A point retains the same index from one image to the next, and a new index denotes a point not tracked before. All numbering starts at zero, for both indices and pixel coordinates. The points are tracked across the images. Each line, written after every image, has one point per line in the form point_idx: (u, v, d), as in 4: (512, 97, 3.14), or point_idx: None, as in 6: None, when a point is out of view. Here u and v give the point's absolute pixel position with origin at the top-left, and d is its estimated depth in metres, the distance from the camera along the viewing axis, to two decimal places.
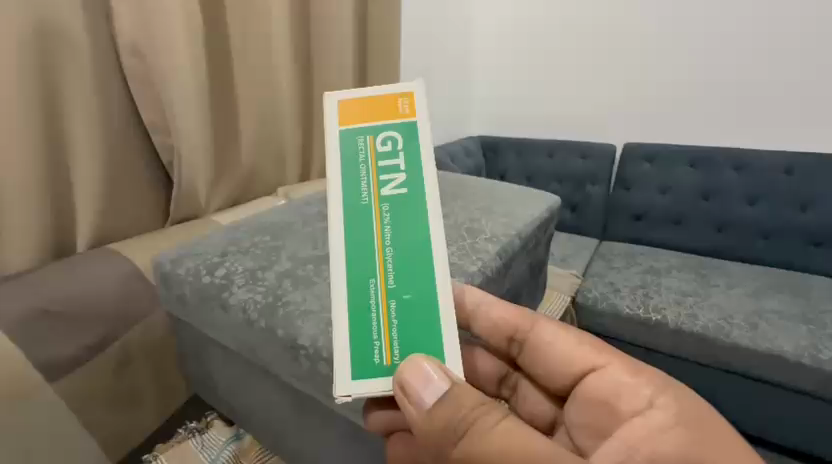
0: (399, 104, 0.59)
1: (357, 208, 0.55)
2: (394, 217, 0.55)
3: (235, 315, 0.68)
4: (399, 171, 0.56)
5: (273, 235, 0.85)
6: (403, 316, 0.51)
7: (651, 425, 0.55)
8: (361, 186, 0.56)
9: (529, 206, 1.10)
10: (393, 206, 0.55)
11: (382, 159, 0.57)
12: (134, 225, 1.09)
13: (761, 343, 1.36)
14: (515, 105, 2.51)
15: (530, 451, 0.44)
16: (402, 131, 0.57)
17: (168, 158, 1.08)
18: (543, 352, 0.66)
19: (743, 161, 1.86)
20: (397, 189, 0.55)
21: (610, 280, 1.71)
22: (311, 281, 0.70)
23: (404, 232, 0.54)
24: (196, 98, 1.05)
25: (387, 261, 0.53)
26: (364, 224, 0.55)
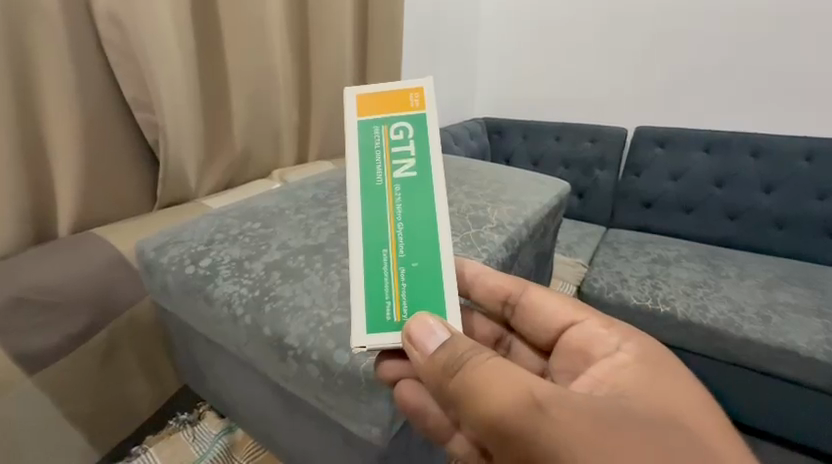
0: (412, 96, 0.58)
1: (370, 190, 0.55)
2: (405, 198, 0.55)
3: (219, 308, 0.63)
4: (408, 157, 0.56)
5: (263, 222, 0.80)
6: (410, 290, 0.52)
7: (618, 366, 0.54)
8: (374, 171, 0.56)
9: (536, 192, 1.04)
10: (406, 188, 0.55)
11: (395, 147, 0.56)
12: (121, 209, 1.03)
13: (773, 338, 1.31)
14: (521, 84, 2.39)
15: (520, 385, 0.44)
16: (415, 120, 0.57)
17: (154, 137, 1.01)
18: (533, 314, 0.66)
19: (760, 146, 1.77)
20: (407, 174, 0.55)
21: (617, 269, 1.66)
22: (302, 274, 0.64)
23: (414, 212, 0.54)
24: (179, 73, 0.98)
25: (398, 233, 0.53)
26: (376, 204, 0.55)
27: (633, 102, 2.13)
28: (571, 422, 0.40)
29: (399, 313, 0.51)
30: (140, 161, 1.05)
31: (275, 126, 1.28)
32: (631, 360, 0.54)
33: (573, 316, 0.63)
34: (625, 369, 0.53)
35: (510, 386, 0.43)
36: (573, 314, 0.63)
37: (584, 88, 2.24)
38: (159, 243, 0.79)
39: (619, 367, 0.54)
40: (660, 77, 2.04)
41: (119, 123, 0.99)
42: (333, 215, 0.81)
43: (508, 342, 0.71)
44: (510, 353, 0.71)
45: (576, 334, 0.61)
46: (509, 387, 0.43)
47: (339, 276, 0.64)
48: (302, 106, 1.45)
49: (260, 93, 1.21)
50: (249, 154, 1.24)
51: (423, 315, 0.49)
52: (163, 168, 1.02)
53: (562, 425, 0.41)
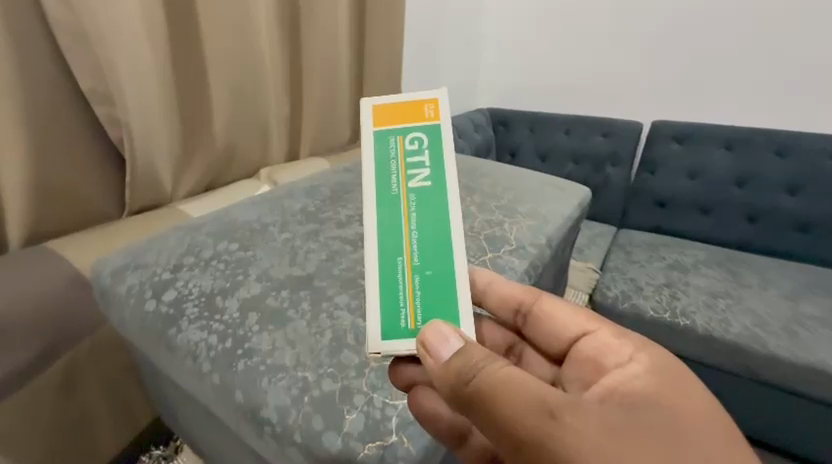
0: (427, 107, 0.50)
1: (382, 198, 0.48)
2: (420, 212, 0.47)
3: (183, 360, 0.52)
4: (423, 166, 0.49)
5: (241, 242, 0.67)
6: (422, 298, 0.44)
7: (629, 379, 0.43)
8: (388, 178, 0.48)
9: (556, 201, 0.92)
10: (423, 198, 0.48)
11: (411, 158, 0.49)
12: (84, 214, 0.90)
13: (802, 357, 1.20)
14: (527, 71, 2.23)
15: (535, 396, 0.36)
16: (431, 130, 0.49)
17: (118, 135, 0.87)
18: (545, 328, 0.53)
19: (787, 143, 1.63)
20: (421, 185, 0.48)
21: (631, 276, 1.55)
22: (284, 318, 0.52)
23: (431, 222, 0.47)
24: (140, 58, 0.83)
25: (414, 245, 0.46)
26: (391, 216, 0.47)
27: (648, 93, 1.98)
28: (594, 438, 0.35)
29: (413, 319, 0.44)
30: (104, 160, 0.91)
31: (262, 120, 1.13)
32: (643, 374, 0.43)
33: (585, 325, 0.51)
34: (635, 381, 0.42)
35: (524, 394, 0.37)
36: (583, 322, 0.52)
37: (595, 76, 2.08)
38: (119, 266, 0.65)
39: (629, 379, 0.43)
40: (678, 67, 1.90)
41: (78, 116, 0.85)
42: (323, 235, 0.69)
43: (518, 351, 0.58)
44: (522, 362, 0.58)
45: (587, 347, 0.50)
46: (523, 394, 0.37)
47: (330, 323, 0.51)
48: (291, 95, 1.30)
49: (242, 81, 1.07)
50: (232, 151, 1.10)
51: (438, 323, 0.42)
52: (131, 169, 0.89)
53: (582, 435, 0.35)
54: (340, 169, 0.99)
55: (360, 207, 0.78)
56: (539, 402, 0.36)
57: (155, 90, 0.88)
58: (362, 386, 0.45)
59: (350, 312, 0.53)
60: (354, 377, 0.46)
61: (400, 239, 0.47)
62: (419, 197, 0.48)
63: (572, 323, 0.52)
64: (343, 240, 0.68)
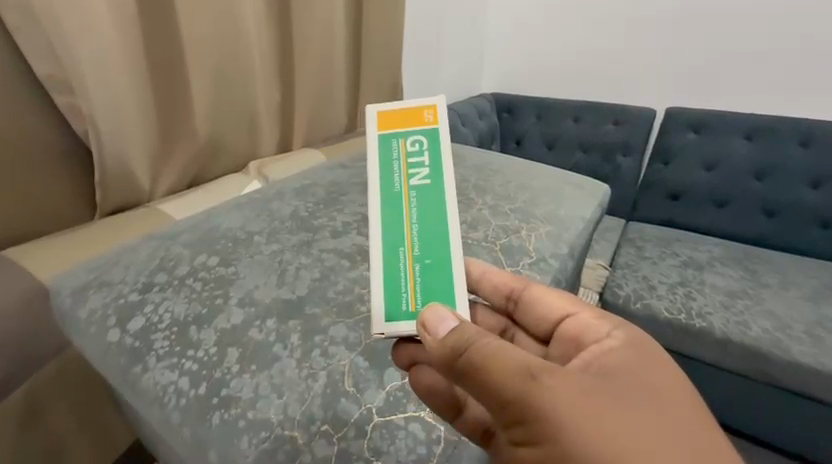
0: (426, 111, 0.44)
1: (381, 200, 0.41)
2: (423, 219, 0.41)
3: (151, 406, 0.44)
4: (423, 167, 0.42)
5: (222, 255, 0.58)
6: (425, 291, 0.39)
7: (604, 353, 0.37)
8: (386, 178, 0.42)
9: (574, 202, 0.82)
10: (426, 205, 0.42)
11: (412, 164, 0.43)
12: (47, 215, 0.80)
13: (827, 363, 1.12)
14: (536, 55, 2.11)
15: (514, 366, 0.31)
16: (431, 130, 0.43)
17: (83, 128, 0.77)
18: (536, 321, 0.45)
19: (811, 134, 1.53)
20: (422, 183, 0.42)
21: (643, 274, 1.44)
22: (269, 357, 0.44)
23: (435, 220, 0.41)
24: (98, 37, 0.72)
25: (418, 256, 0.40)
26: (393, 218, 0.41)
27: (664, 79, 1.86)
28: (571, 399, 0.30)
29: (414, 301, 0.39)
30: (62, 152, 0.80)
31: (250, 109, 1.03)
32: (620, 348, 0.36)
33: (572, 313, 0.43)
34: (612, 354, 0.36)
35: (509, 359, 0.31)
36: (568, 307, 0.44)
37: (607, 61, 1.96)
38: (80, 284, 0.56)
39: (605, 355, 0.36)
40: (696, 51, 1.78)
41: (38, 105, 0.75)
42: (317, 247, 0.60)
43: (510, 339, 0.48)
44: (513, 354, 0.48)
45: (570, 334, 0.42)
46: (507, 358, 0.31)
47: (324, 363, 0.43)
48: (282, 81, 1.18)
49: (227, 66, 0.96)
50: (217, 143, 1.01)
51: (437, 304, 0.38)
52: (99, 167, 0.79)
53: (562, 399, 0.30)
54: (333, 165, 0.89)
55: (358, 211, 0.69)
56: (519, 365, 0.31)
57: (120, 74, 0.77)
58: (363, 450, 0.37)
59: (348, 348, 0.45)
60: (353, 438, 0.38)
61: (403, 240, 0.40)
62: (422, 197, 0.42)
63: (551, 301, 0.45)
64: (338, 253, 0.59)
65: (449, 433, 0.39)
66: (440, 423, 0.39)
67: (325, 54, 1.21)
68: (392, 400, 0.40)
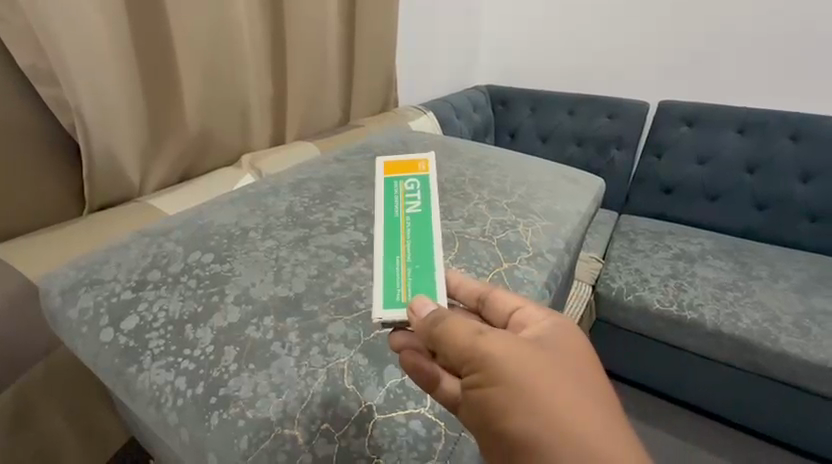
0: (420, 164, 0.57)
1: (382, 224, 0.49)
2: (414, 232, 0.48)
3: (147, 407, 0.43)
4: (416, 199, 0.52)
5: (217, 252, 0.57)
6: (415, 283, 0.43)
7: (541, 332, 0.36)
8: (388, 210, 0.51)
9: (571, 197, 0.82)
10: (417, 221, 0.49)
11: (408, 197, 0.53)
12: (33, 211, 0.78)
13: (814, 354, 1.14)
14: (530, 48, 2.10)
15: (468, 327, 0.34)
16: (422, 177, 0.55)
17: (69, 121, 0.75)
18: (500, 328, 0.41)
19: (802, 128, 1.55)
20: (414, 210, 0.51)
21: (636, 267, 1.46)
22: (268, 355, 0.43)
23: (424, 232, 0.48)
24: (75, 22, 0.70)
25: (408, 254, 0.45)
26: (391, 235, 0.48)
27: (658, 72, 1.86)
28: (512, 354, 0.32)
29: (406, 292, 0.42)
30: (44, 145, 0.77)
31: (241, 101, 1.01)
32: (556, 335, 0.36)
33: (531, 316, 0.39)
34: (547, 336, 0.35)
35: (467, 323, 0.35)
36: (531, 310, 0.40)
37: (602, 54, 1.96)
38: (71, 282, 0.54)
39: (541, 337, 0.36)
40: (691, 44, 1.78)
41: (20, 98, 0.73)
42: (313, 243, 0.59)
43: None
44: None
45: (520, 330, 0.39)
46: (466, 322, 0.35)
47: (324, 361, 0.43)
48: (274, 74, 1.15)
49: (217, 58, 0.94)
50: (209, 136, 0.99)
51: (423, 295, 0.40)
52: (87, 161, 0.78)
53: (497, 349, 0.32)
54: (328, 159, 0.88)
55: (354, 207, 0.69)
56: (472, 324, 0.34)
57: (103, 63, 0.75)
58: (364, 449, 0.37)
59: (346, 346, 0.44)
60: (353, 436, 0.38)
61: (399, 249, 0.46)
62: (415, 218, 0.50)
63: (506, 294, 0.41)
64: (336, 250, 0.58)
65: (450, 430, 0.39)
66: (441, 420, 0.39)
67: (319, 47, 1.20)
68: (392, 397, 0.40)
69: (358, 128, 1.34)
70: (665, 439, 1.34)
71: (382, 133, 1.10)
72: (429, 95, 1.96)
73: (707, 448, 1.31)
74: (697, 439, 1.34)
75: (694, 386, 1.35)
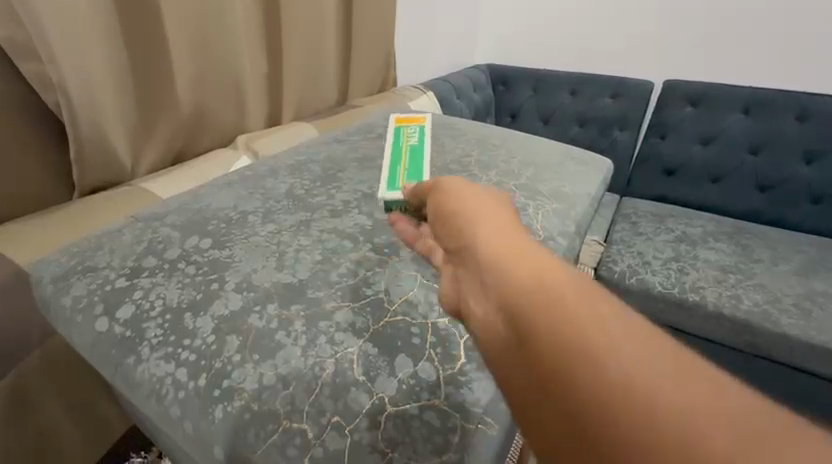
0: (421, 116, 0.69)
1: (390, 149, 0.61)
2: (412, 154, 0.60)
3: (146, 400, 0.41)
4: (415, 135, 0.64)
5: (215, 237, 0.54)
6: (409, 181, 0.54)
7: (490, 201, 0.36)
8: (394, 141, 0.63)
9: (579, 179, 0.79)
10: (415, 148, 0.61)
11: (409, 134, 0.65)
12: (25, 198, 0.75)
13: (815, 335, 1.14)
14: (533, 25, 2.04)
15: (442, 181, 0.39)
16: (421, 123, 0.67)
17: (54, 101, 0.71)
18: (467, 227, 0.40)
19: (809, 108, 1.52)
20: (414, 141, 0.63)
21: (638, 249, 1.44)
22: (272, 345, 0.41)
23: (419, 154, 0.60)
24: None
25: (406, 166, 0.57)
26: (396, 154, 0.60)
27: (664, 51, 1.81)
28: (460, 187, 0.35)
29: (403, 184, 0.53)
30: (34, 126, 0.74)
31: (235, 80, 0.97)
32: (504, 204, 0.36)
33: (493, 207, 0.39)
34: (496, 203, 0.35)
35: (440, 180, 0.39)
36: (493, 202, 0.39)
37: (606, 32, 1.90)
38: (62, 270, 0.51)
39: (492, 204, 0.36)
40: (698, 20, 1.72)
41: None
42: (316, 227, 0.57)
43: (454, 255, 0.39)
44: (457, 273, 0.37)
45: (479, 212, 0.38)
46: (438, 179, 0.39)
47: (332, 351, 0.41)
48: (268, 49, 1.09)
49: (209, 34, 0.90)
50: (202, 117, 0.95)
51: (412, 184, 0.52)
52: (76, 144, 0.74)
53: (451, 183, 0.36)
54: (328, 140, 0.84)
55: (357, 189, 0.66)
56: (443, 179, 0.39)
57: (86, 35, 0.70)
58: (377, 443, 0.35)
59: (355, 335, 0.42)
60: (365, 430, 0.36)
61: (400, 167, 0.58)
62: (414, 146, 0.62)
63: None
64: (340, 234, 0.56)
65: (466, 421, 0.37)
66: (456, 411, 0.37)
67: (314, 23, 1.15)
68: (405, 389, 0.39)
69: (357, 108, 1.30)
70: None
71: (383, 113, 1.06)
72: (428, 74, 1.90)
73: None
74: None
75: None
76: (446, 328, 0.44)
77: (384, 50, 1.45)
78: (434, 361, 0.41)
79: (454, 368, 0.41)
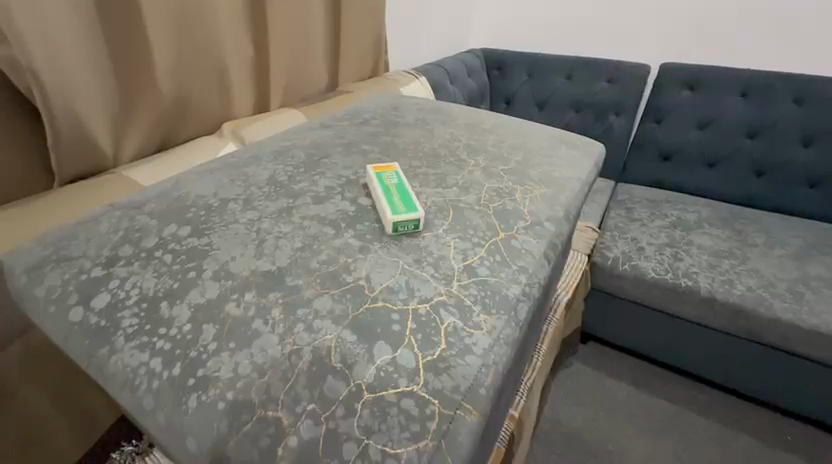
0: None
1: (374, 175, 0.60)
2: (395, 177, 0.61)
3: (121, 390, 0.40)
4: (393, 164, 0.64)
5: (194, 225, 0.53)
6: (405, 204, 0.55)
7: None
8: (375, 169, 0.62)
9: (571, 163, 0.78)
10: (394, 172, 0.62)
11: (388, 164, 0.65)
12: (31, 188, 0.77)
13: (807, 319, 1.14)
14: (529, 9, 2.01)
15: None
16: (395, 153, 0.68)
17: (25, 84, 0.68)
18: None
19: (807, 90, 1.48)
20: (391, 168, 0.63)
21: (632, 235, 1.44)
22: (249, 334, 0.41)
23: (400, 178, 0.61)
24: None
25: (397, 190, 0.58)
26: (380, 179, 0.60)
27: (661, 33, 1.77)
28: None
29: (403, 207, 0.54)
30: (19, 118, 0.72)
31: (217, 63, 0.96)
32: None
33: None
34: None
35: None
36: None
37: (603, 14, 1.86)
38: (36, 260, 0.50)
39: None
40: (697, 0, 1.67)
41: None
42: (298, 214, 0.55)
43: None
44: None
45: None
46: None
47: (309, 339, 0.40)
48: (253, 31, 1.06)
49: (187, 12, 0.87)
50: (184, 102, 0.93)
51: (413, 210, 0.53)
52: (50, 127, 0.72)
53: None
54: (315, 125, 0.82)
55: (342, 175, 0.65)
56: None
57: (52, 15, 0.67)
58: (353, 430, 0.35)
59: (334, 322, 0.41)
60: (341, 418, 0.35)
61: (389, 190, 0.58)
62: (393, 171, 0.62)
63: None
64: (322, 221, 0.55)
65: (445, 408, 0.37)
66: (435, 398, 0.37)
67: (301, 5, 1.12)
68: (383, 375, 0.38)
69: (346, 93, 1.27)
70: (658, 403, 1.36)
71: (372, 98, 1.04)
72: (421, 59, 1.88)
73: (697, 412, 1.34)
74: (686, 403, 1.37)
75: (687, 353, 1.36)
76: (427, 315, 0.43)
77: (374, 34, 1.42)
78: (414, 348, 0.40)
79: (434, 355, 0.40)
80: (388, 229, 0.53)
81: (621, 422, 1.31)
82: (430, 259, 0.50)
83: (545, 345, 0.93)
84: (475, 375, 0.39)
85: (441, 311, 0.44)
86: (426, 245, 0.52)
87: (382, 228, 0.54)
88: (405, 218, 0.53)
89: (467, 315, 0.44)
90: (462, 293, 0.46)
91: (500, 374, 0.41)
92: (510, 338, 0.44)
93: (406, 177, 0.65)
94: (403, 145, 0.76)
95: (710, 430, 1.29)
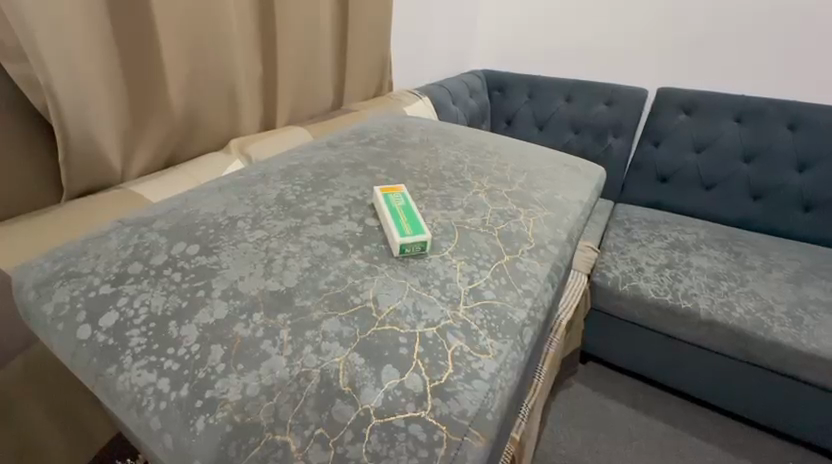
0: None
1: (383, 199, 0.61)
2: (403, 200, 0.62)
3: (127, 410, 0.40)
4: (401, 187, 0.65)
5: (203, 243, 0.54)
6: (412, 227, 0.56)
7: None
8: (384, 192, 0.63)
9: (573, 186, 0.79)
10: (402, 195, 0.63)
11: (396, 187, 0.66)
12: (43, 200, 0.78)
13: (807, 344, 1.14)
14: (530, 33, 2.07)
15: None
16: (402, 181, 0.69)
17: (42, 101, 0.70)
18: None
19: (801, 116, 1.51)
20: (399, 191, 0.64)
21: (632, 256, 1.45)
22: (257, 355, 0.41)
23: (408, 200, 0.62)
24: None
25: (404, 212, 0.59)
26: (389, 202, 0.61)
27: (658, 59, 1.83)
28: None
29: (410, 229, 0.55)
30: (33, 134, 0.74)
31: (229, 82, 0.98)
32: None
33: None
34: None
35: None
36: None
37: (602, 41, 1.92)
38: (45, 276, 0.50)
39: None
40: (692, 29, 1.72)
41: None
42: (305, 234, 0.56)
43: None
44: None
45: None
46: None
47: (318, 361, 0.40)
48: (262, 51, 1.08)
49: (200, 33, 0.89)
50: (194, 118, 0.94)
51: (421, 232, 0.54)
52: (62, 144, 0.73)
53: None
54: (321, 144, 0.84)
55: (349, 196, 0.66)
56: None
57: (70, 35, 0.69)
58: (361, 456, 0.35)
59: (342, 344, 0.42)
60: (350, 443, 0.35)
61: (396, 212, 0.59)
62: (400, 193, 0.63)
63: None
64: (329, 241, 0.55)
65: (452, 433, 0.37)
66: (443, 424, 0.37)
67: (310, 26, 1.15)
68: (390, 399, 0.38)
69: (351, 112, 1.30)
70: (658, 425, 1.35)
71: (377, 118, 1.06)
72: (424, 79, 1.93)
73: (698, 435, 1.33)
74: (686, 426, 1.36)
75: (687, 375, 1.36)
76: (435, 338, 0.44)
77: (380, 55, 1.45)
78: (422, 371, 0.40)
79: (441, 380, 0.40)
80: (397, 251, 0.54)
81: (621, 444, 1.29)
82: (436, 282, 0.50)
83: (545, 365, 0.93)
84: (482, 400, 0.39)
85: (448, 334, 0.44)
86: (433, 267, 0.53)
87: (389, 249, 0.55)
88: (412, 239, 0.54)
89: (474, 339, 0.45)
90: (469, 317, 0.47)
91: (507, 399, 0.42)
92: (517, 363, 0.44)
93: (412, 199, 0.66)
94: (408, 167, 0.77)
95: (712, 454, 1.28)
